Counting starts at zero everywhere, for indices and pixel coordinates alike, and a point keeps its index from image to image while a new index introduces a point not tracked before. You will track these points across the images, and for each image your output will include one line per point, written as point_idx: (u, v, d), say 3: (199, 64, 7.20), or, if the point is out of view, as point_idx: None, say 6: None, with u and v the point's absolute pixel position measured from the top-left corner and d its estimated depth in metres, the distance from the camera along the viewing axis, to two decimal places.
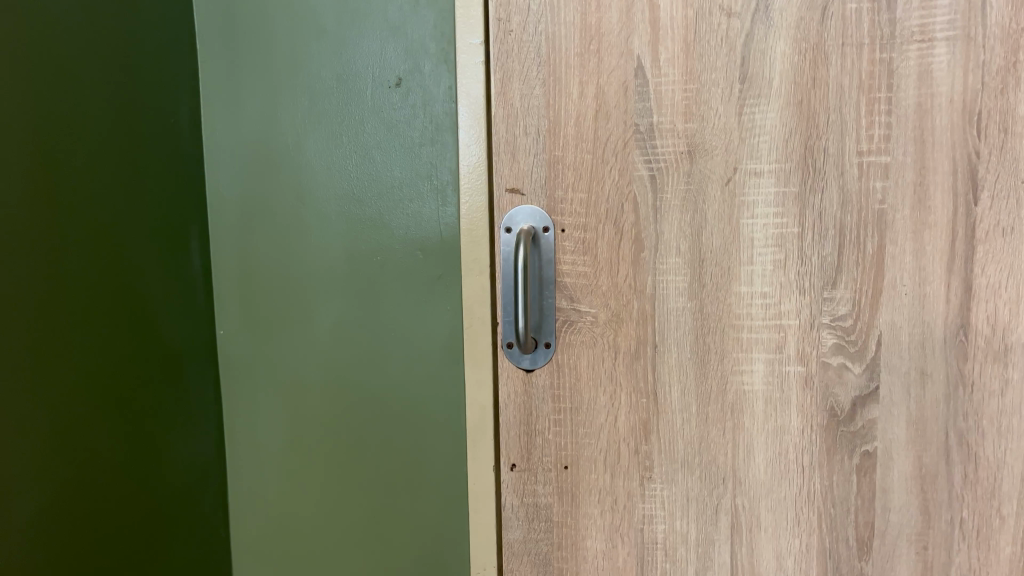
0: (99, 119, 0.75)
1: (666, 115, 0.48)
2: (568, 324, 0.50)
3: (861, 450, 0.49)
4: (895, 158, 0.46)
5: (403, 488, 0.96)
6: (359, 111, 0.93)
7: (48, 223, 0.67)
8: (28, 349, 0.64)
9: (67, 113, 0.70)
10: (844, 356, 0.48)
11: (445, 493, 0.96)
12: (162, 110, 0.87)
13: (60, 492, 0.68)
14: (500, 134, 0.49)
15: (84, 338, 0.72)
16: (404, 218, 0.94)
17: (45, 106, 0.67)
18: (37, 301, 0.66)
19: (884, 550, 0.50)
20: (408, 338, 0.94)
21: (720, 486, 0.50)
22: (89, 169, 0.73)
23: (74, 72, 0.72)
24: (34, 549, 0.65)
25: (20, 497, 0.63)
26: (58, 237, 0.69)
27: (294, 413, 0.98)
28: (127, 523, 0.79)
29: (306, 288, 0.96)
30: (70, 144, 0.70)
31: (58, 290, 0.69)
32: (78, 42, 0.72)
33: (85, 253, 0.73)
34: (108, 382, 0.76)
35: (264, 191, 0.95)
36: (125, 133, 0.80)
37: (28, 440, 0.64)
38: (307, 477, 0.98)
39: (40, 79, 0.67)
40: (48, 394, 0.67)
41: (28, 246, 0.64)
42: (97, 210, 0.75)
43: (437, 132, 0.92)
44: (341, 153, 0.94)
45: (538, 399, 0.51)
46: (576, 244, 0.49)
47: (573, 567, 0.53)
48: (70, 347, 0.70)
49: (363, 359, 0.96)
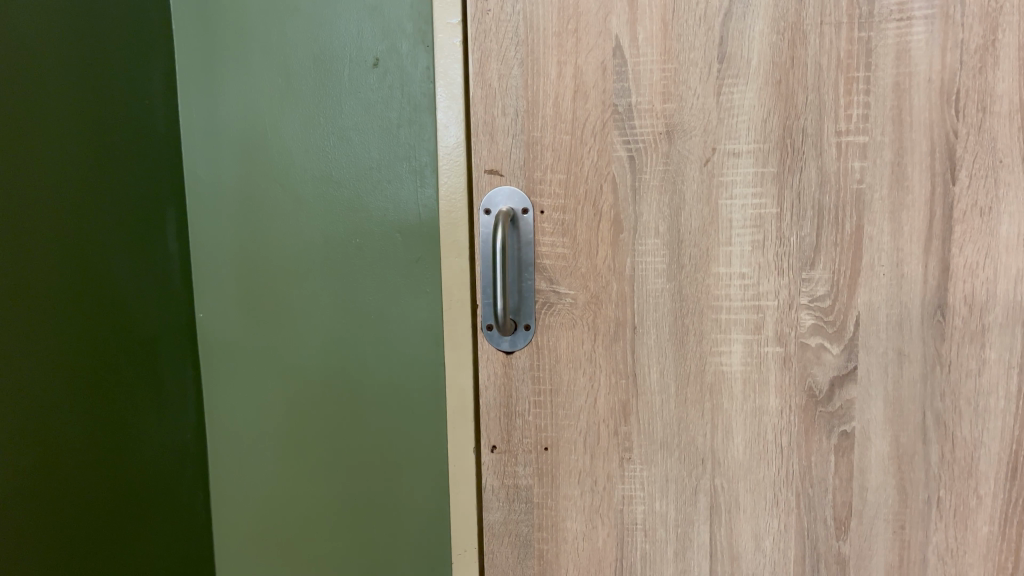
0: (73, 111, 0.75)
1: (644, 95, 0.48)
2: (547, 306, 0.50)
3: (839, 430, 0.49)
4: (873, 138, 0.46)
5: (382, 475, 0.97)
6: (335, 93, 0.92)
7: (23, 209, 0.67)
8: (21, 324, 0.67)
9: (39, 105, 0.70)
10: (822, 337, 0.48)
11: (424, 480, 0.96)
12: (139, 97, 0.87)
13: (52, 459, 0.71)
14: (478, 115, 0.49)
15: (60, 327, 0.72)
16: (382, 201, 0.93)
17: (18, 96, 0.67)
18: (29, 276, 0.68)
19: (862, 530, 0.50)
20: (385, 322, 0.95)
21: (698, 467, 0.51)
22: (67, 149, 0.74)
23: (48, 63, 0.71)
24: (32, 508, 0.68)
25: (18, 456, 0.66)
26: (47, 216, 0.71)
27: (274, 399, 0.98)
28: (118, 488, 0.81)
29: (284, 272, 0.96)
30: (44, 135, 0.70)
31: (34, 277, 0.69)
32: (51, 32, 0.72)
33: (60, 242, 0.72)
34: (85, 368, 0.76)
35: (240, 174, 0.95)
36: (101, 120, 0.80)
37: (24, 404, 0.67)
38: (287, 464, 0.99)
39: (23, 60, 0.68)
40: (40, 362, 0.70)
41: (22, 223, 0.67)
42: (71, 200, 0.74)
43: (415, 112, 0.91)
44: (317, 135, 0.93)
45: (518, 381, 0.51)
46: (554, 226, 0.49)
47: (554, 548, 0.53)
48: (45, 334, 0.70)
49: (341, 343, 0.96)
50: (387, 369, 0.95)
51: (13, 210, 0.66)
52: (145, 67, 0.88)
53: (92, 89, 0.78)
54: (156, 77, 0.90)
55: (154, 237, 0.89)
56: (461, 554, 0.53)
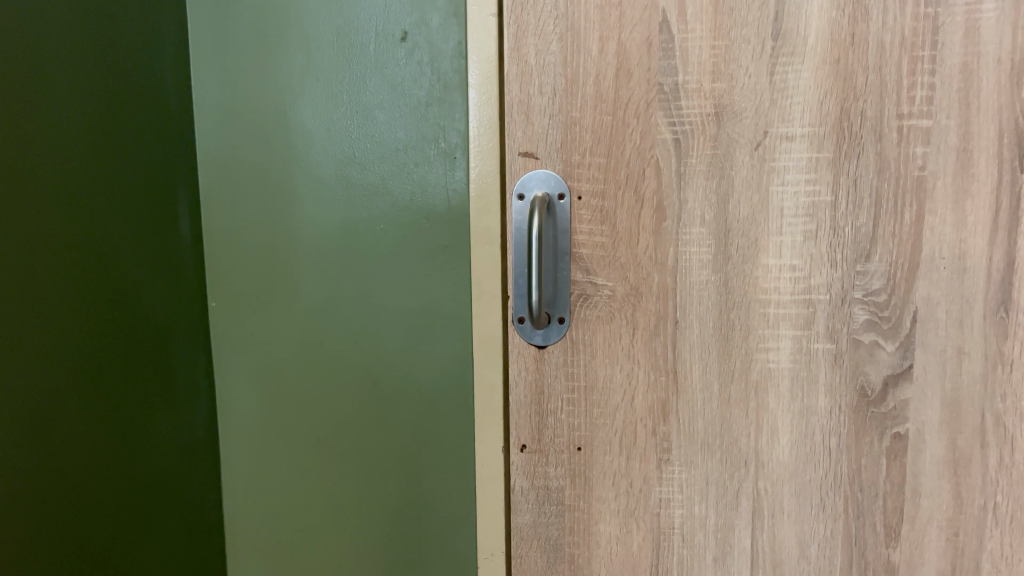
0: (80, 103, 0.72)
1: (692, 73, 0.45)
2: (583, 298, 0.47)
3: (892, 432, 0.46)
4: (938, 123, 0.43)
5: (405, 466, 0.94)
6: (360, 69, 0.89)
7: (27, 203, 0.64)
8: (32, 317, 0.65)
9: (41, 99, 0.66)
10: (877, 333, 0.46)
11: (448, 473, 0.93)
12: (149, 86, 0.83)
13: (61, 456, 0.68)
14: (513, 94, 0.46)
15: (63, 329, 0.69)
16: (408, 183, 0.90)
17: (19, 92, 0.63)
18: (41, 271, 0.66)
19: (914, 536, 0.47)
20: (401, 309, 0.91)
21: (741, 470, 0.48)
22: (80, 137, 0.72)
23: (58, 45, 0.69)
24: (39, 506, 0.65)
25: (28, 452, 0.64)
26: (61, 207, 0.69)
27: (291, 387, 0.95)
28: (129, 486, 0.79)
29: (296, 258, 0.92)
30: (57, 125, 0.68)
31: (45, 271, 0.67)
32: (56, 19, 0.69)
33: (64, 241, 0.69)
34: (90, 370, 0.73)
35: (256, 154, 0.91)
36: (107, 113, 0.76)
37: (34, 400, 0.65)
38: (304, 455, 0.96)
39: (35, 43, 0.66)
40: (52, 359, 0.68)
41: (34, 213, 0.65)
42: (76, 195, 0.71)
43: (445, 90, 0.88)
44: (340, 114, 0.90)
45: (551, 377, 0.49)
46: (593, 214, 0.46)
47: (586, 554, 0.50)
48: (53, 330, 0.68)
49: (355, 330, 0.93)
50: (410, 358, 0.92)
51: (24, 200, 0.64)
52: (154, 43, 0.85)
53: (98, 80, 0.75)
54: (166, 56, 0.87)
55: (163, 231, 0.86)
56: (487, 558, 0.51)
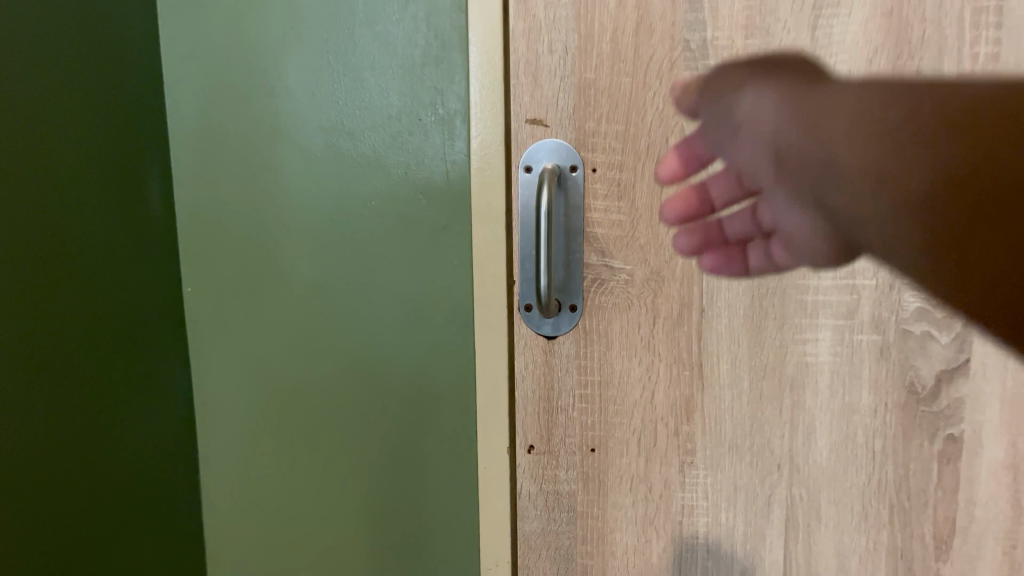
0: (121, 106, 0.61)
1: (723, 28, 0.39)
2: (598, 283, 0.43)
3: (944, 434, 0.41)
4: (1005, 83, 0.38)
5: (403, 519, 0.72)
6: (343, 14, 0.64)
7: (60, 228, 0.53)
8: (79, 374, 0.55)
9: (73, 98, 0.55)
10: (929, 323, 0.40)
11: (456, 526, 0.71)
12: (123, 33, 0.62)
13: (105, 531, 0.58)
14: (519, 53, 0.41)
15: (105, 379, 0.58)
16: (404, 156, 0.66)
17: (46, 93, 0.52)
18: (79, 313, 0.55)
19: (967, 549, 0.42)
20: (417, 307, 0.67)
21: (773, 474, 0.43)
22: (123, 135, 0.61)
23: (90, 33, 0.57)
24: None
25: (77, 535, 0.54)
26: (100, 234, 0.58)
27: (258, 421, 0.72)
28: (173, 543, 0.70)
29: (279, 232, 0.68)
30: (87, 122, 0.57)
31: (82, 309, 0.55)
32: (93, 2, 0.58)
33: (94, 278, 0.57)
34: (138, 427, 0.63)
35: (195, 117, 0.67)
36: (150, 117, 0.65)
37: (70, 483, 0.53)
38: (279, 508, 0.73)
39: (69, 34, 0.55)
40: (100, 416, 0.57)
41: (59, 250, 0.53)
42: (116, 212, 0.60)
43: (445, 50, 0.63)
44: (316, 71, 0.65)
45: (561, 371, 0.44)
46: (608, 188, 0.41)
47: (600, 564, 0.46)
48: (95, 384, 0.57)
49: (355, 333, 0.69)
50: (407, 382, 0.69)
51: (59, 233, 0.53)
52: None
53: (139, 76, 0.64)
54: None
55: None
56: (491, 568, 0.47)
